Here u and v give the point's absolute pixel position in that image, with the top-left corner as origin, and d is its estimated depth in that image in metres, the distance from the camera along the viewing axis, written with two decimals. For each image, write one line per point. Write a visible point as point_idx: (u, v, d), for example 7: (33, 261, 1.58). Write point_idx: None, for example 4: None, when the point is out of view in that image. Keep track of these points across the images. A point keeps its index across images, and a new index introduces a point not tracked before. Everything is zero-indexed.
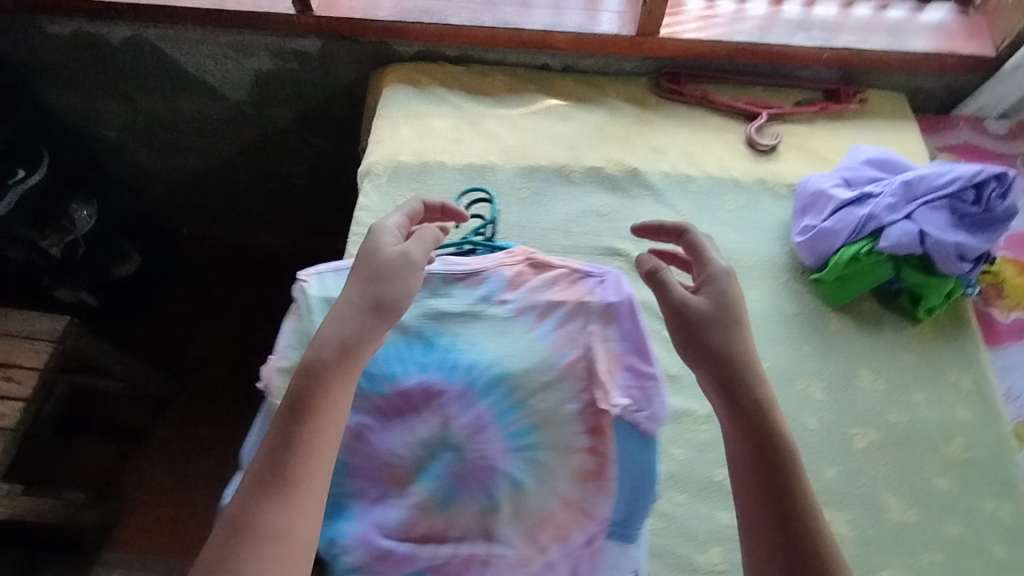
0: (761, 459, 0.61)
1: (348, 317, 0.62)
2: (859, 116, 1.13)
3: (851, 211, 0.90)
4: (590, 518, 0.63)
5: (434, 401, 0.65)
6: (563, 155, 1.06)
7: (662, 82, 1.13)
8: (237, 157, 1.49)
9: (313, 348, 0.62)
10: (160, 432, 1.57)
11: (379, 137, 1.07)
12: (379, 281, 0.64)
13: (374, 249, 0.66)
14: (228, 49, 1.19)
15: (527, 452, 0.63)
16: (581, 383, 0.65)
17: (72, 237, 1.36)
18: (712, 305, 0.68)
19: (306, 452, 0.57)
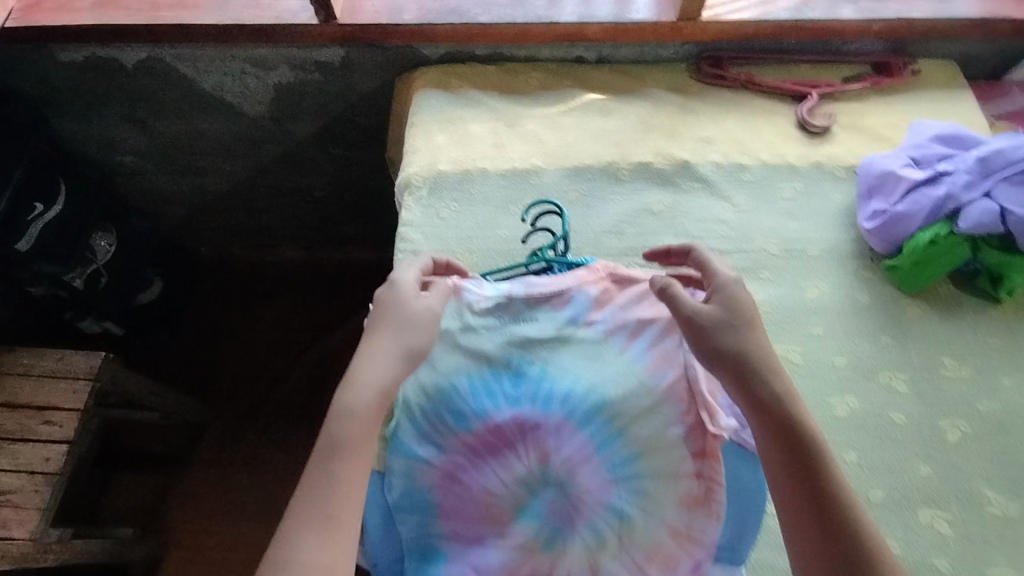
0: (793, 467, 0.59)
1: (379, 367, 0.62)
2: (911, 88, 1.08)
3: (924, 192, 0.86)
4: (698, 545, 0.62)
5: (530, 436, 0.65)
6: (609, 152, 1.01)
7: (703, 67, 1.09)
8: (258, 174, 1.45)
9: (342, 393, 0.62)
10: (199, 459, 1.50)
11: (414, 146, 1.02)
12: (405, 332, 0.64)
13: (399, 300, 0.66)
14: (247, 65, 1.16)
15: (631, 482, 0.63)
16: (684, 404, 0.65)
17: (95, 267, 1.32)
18: (719, 313, 0.64)
19: (337, 485, 0.57)
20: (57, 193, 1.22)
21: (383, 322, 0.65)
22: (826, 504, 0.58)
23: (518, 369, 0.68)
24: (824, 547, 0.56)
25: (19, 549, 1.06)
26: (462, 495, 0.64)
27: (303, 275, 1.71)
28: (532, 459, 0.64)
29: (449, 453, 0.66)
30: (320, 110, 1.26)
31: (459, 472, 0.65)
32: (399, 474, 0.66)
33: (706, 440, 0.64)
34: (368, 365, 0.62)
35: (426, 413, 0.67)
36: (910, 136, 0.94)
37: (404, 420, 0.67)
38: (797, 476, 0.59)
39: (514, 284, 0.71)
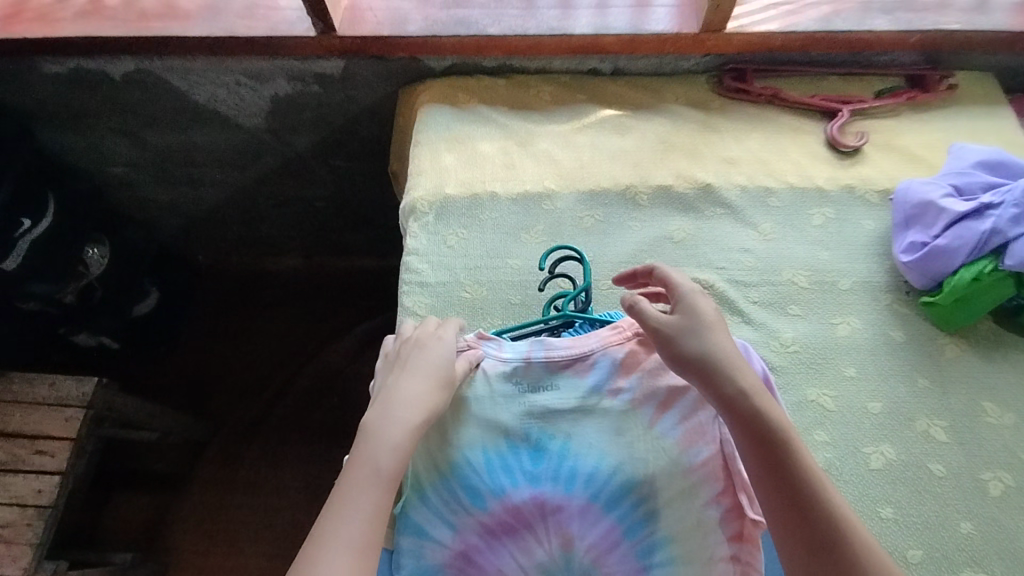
0: (778, 480, 0.56)
1: (424, 419, 0.60)
2: (946, 104, 1.02)
3: (969, 225, 0.80)
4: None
5: (551, 518, 0.61)
6: (626, 174, 0.95)
7: (726, 80, 1.03)
8: (255, 186, 1.39)
9: (380, 430, 0.58)
10: (200, 478, 1.45)
11: (420, 167, 0.96)
12: (447, 388, 0.62)
13: (443, 355, 0.64)
14: (241, 76, 1.10)
15: (660, 568, 0.60)
16: (721, 484, 0.61)
17: (87, 281, 1.26)
18: (680, 322, 0.63)
19: (375, 515, 0.54)
20: (46, 208, 1.16)
21: (427, 372, 0.62)
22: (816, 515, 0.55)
23: (537, 442, 0.64)
24: (820, 563, 0.53)
25: None
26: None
27: (302, 285, 1.66)
28: (555, 547, 0.61)
29: (462, 533, 0.61)
30: (318, 122, 1.20)
31: (474, 554, 0.61)
32: (409, 553, 0.61)
33: (742, 523, 0.60)
34: (410, 414, 0.59)
35: (438, 487, 0.63)
36: (951, 161, 0.89)
37: (412, 495, 0.62)
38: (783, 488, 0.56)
39: (534, 345, 0.66)
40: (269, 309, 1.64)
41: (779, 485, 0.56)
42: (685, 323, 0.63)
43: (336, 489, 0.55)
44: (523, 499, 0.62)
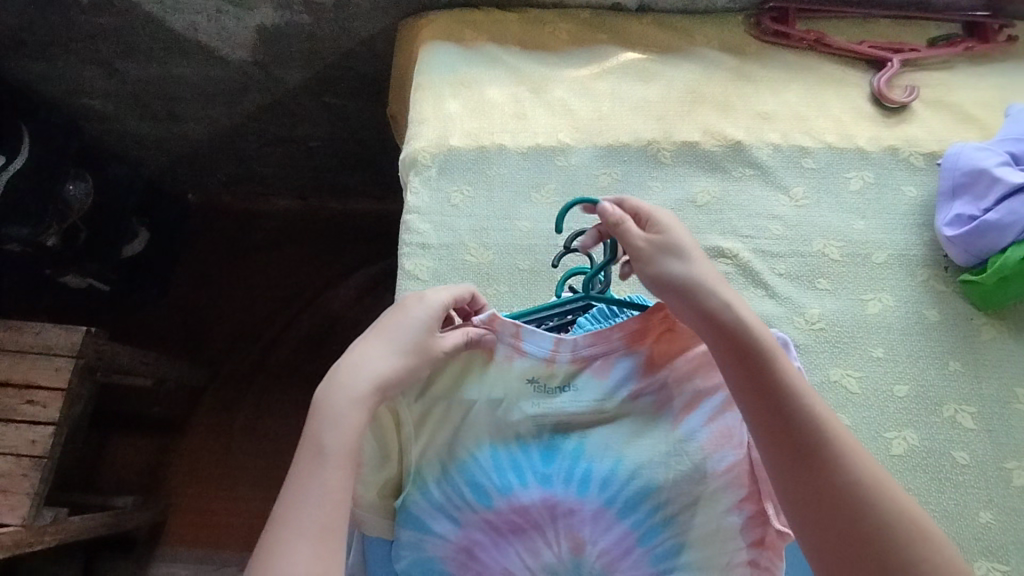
0: (784, 428, 0.52)
1: (375, 387, 0.53)
2: (1006, 57, 0.92)
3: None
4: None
5: (562, 521, 0.56)
6: (648, 128, 0.87)
7: (764, 21, 0.92)
8: (244, 123, 1.29)
9: (327, 402, 0.52)
10: (199, 424, 1.45)
11: (422, 114, 0.87)
12: (415, 358, 0.55)
13: (420, 324, 0.56)
14: (223, 3, 1.00)
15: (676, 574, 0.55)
16: (745, 490, 0.56)
17: (71, 221, 1.18)
18: (659, 244, 0.58)
19: (327, 493, 0.49)
20: (18, 144, 1.07)
21: (388, 340, 0.55)
22: (820, 455, 0.51)
23: (550, 441, 0.58)
24: (807, 478, 0.51)
25: (12, 536, 0.99)
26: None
27: (297, 229, 1.58)
28: (565, 555, 0.55)
29: (466, 529, 0.56)
30: (311, 55, 1.10)
31: (480, 553, 0.56)
32: (409, 546, 0.57)
33: (764, 530, 0.55)
34: (358, 385, 0.53)
35: (444, 484, 0.57)
36: (1009, 125, 0.80)
37: (414, 489, 0.57)
38: (788, 436, 0.52)
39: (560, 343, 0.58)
40: (264, 253, 1.57)
41: (784, 434, 0.52)
42: (666, 247, 0.58)
43: (290, 470, 0.51)
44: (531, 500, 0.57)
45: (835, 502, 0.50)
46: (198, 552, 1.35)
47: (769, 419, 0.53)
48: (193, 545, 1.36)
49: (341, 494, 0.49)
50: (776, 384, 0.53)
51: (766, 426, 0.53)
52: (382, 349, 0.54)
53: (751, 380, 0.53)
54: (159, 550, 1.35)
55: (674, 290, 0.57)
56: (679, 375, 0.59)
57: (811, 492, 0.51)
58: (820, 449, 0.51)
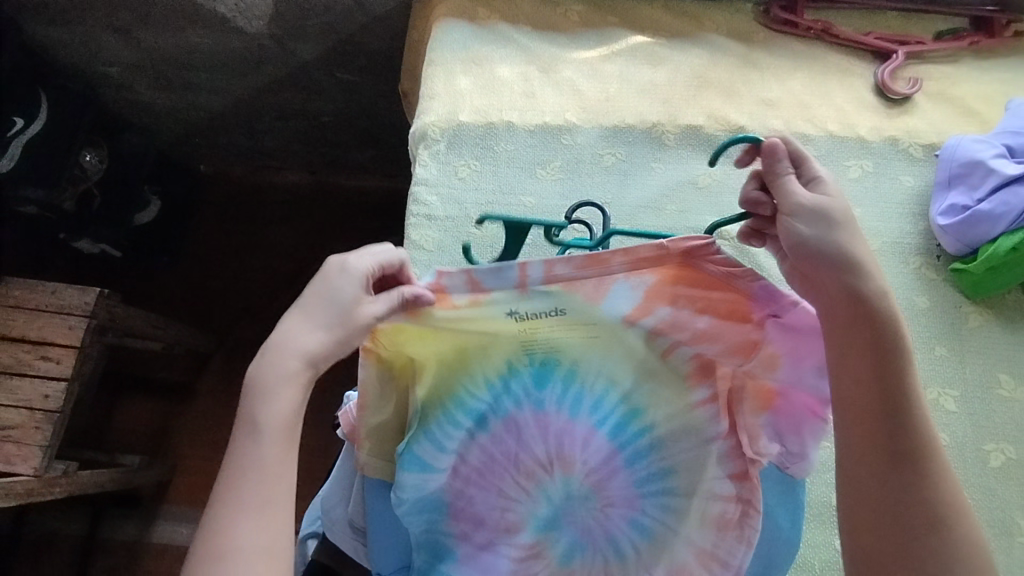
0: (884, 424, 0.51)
1: (304, 361, 0.51)
2: (1011, 52, 0.94)
3: (1017, 191, 0.75)
4: (725, 569, 0.55)
5: (551, 441, 0.57)
6: (654, 110, 0.89)
7: (773, 9, 0.94)
8: (258, 95, 1.31)
9: (257, 381, 0.51)
10: (204, 389, 1.49)
11: (433, 90, 0.89)
12: (342, 329, 0.51)
13: (346, 293, 0.51)
14: None
15: (658, 496, 0.57)
16: (724, 423, 0.56)
17: (86, 186, 1.21)
18: (824, 212, 0.52)
19: (263, 472, 0.50)
20: (38, 107, 1.10)
21: (311, 316, 0.51)
22: (913, 462, 0.50)
23: (541, 368, 0.56)
24: (893, 474, 0.50)
25: (25, 485, 1.03)
26: (481, 503, 0.58)
27: (305, 202, 1.61)
28: (555, 471, 0.57)
29: (461, 455, 0.57)
30: (326, 30, 1.12)
31: (479, 476, 0.57)
32: (411, 487, 0.56)
33: (745, 465, 0.56)
34: (287, 364, 0.51)
35: (444, 425, 0.56)
36: (1008, 119, 0.82)
37: (418, 433, 0.56)
38: (888, 435, 0.51)
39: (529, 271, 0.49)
40: (272, 225, 1.60)
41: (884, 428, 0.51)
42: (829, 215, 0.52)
43: (228, 450, 0.51)
44: (530, 426, 0.57)
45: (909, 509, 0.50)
46: (201, 511, 1.39)
47: (876, 411, 0.51)
48: (196, 505, 1.40)
49: (279, 470, 0.50)
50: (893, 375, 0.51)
51: (868, 415, 0.51)
52: (307, 324, 0.51)
53: (873, 365, 0.51)
54: (163, 509, 1.39)
55: (816, 261, 0.52)
56: (681, 315, 0.53)
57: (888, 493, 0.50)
58: (913, 457, 0.50)
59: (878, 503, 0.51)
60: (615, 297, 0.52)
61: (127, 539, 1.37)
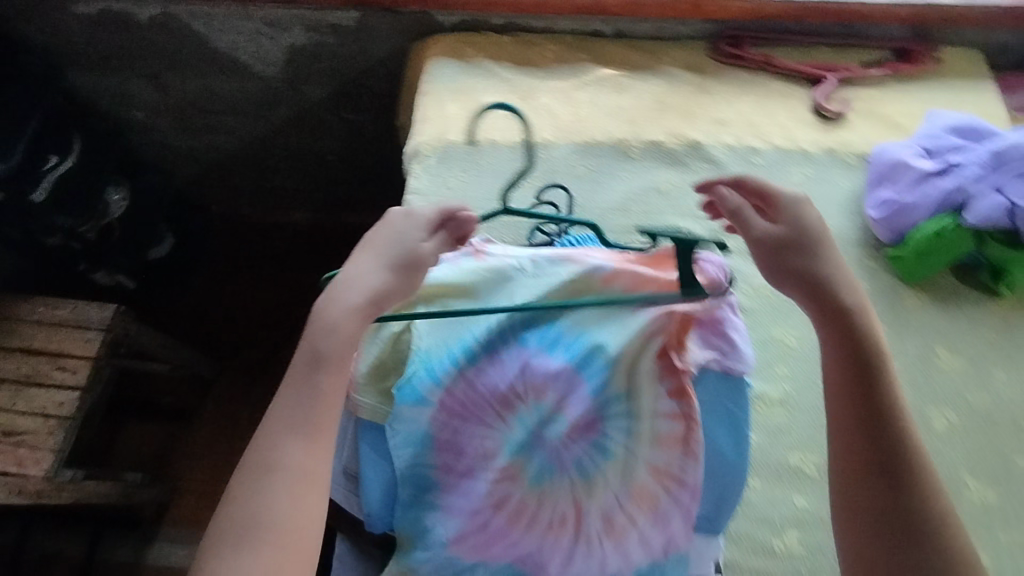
0: (863, 419, 0.61)
1: (368, 300, 0.59)
2: (933, 76, 1.07)
3: (934, 183, 0.86)
4: (681, 485, 0.61)
5: (528, 373, 0.62)
6: (620, 129, 1.01)
7: (721, 45, 1.08)
8: (272, 136, 1.45)
9: (323, 311, 0.59)
10: (208, 412, 1.54)
11: (426, 114, 1.02)
12: (408, 275, 0.61)
13: (405, 224, 0.62)
14: (262, 24, 1.19)
15: (621, 420, 0.61)
16: (661, 340, 0.60)
17: (107, 221, 1.29)
18: (826, 255, 0.64)
19: (317, 399, 0.57)
20: (69, 147, 1.20)
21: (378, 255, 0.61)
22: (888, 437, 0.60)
23: (532, 320, 0.64)
24: (874, 444, 0.61)
25: (33, 486, 1.09)
26: (466, 435, 0.63)
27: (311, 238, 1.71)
28: (529, 399, 0.62)
29: (449, 389, 0.63)
30: (334, 72, 1.27)
31: (462, 408, 0.63)
32: (406, 420, 0.64)
33: (680, 378, 0.61)
34: (355, 296, 0.59)
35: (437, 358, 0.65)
36: (925, 125, 0.94)
37: (418, 367, 0.65)
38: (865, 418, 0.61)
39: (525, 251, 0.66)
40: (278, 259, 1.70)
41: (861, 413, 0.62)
42: (798, 234, 0.64)
43: (281, 389, 0.59)
44: (512, 359, 0.63)
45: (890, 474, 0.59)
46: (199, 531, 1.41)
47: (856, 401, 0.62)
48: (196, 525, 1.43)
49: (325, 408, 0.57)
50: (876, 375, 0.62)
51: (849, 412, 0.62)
52: (373, 261, 0.61)
53: (854, 362, 0.62)
54: (161, 531, 1.41)
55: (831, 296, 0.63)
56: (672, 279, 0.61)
57: (865, 460, 0.60)
58: (886, 430, 0.61)
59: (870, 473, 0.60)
60: (594, 257, 0.63)
61: (124, 561, 1.38)
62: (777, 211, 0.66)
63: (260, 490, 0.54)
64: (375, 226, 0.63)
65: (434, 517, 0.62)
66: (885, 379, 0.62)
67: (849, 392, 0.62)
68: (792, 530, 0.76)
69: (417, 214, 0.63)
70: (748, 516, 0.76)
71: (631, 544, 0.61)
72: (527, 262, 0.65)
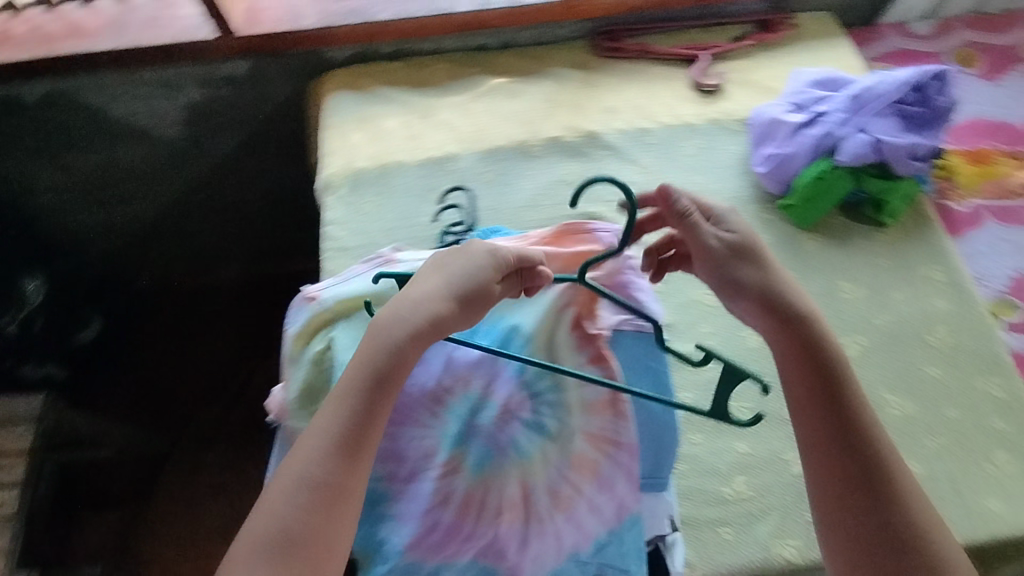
0: (829, 429, 0.62)
1: (425, 330, 0.60)
2: (794, 40, 1.16)
3: (805, 133, 0.95)
4: (619, 448, 0.64)
5: (451, 366, 0.66)
6: (519, 132, 1.06)
7: (600, 41, 1.15)
8: (189, 197, 1.43)
9: (384, 325, 0.60)
10: (163, 489, 1.43)
11: (330, 149, 1.05)
12: (467, 309, 0.61)
13: (479, 259, 0.63)
14: (155, 86, 1.20)
15: (548, 396, 0.65)
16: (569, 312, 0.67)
17: (26, 312, 1.23)
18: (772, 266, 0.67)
19: (370, 419, 0.58)
20: None
21: (447, 282, 0.61)
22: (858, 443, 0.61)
23: None
24: (845, 454, 0.61)
25: None
26: (403, 439, 0.64)
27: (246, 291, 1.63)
28: (457, 390, 0.65)
29: None
30: (239, 122, 1.29)
31: (394, 414, 0.65)
32: None
33: (595, 344, 0.66)
34: (413, 318, 0.60)
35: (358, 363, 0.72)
36: (790, 84, 1.03)
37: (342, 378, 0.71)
38: (834, 427, 0.62)
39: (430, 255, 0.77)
40: None
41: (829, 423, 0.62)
42: (745, 243, 0.67)
43: (328, 397, 0.59)
44: (436, 356, 0.66)
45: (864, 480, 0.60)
46: None
47: (815, 396, 0.63)
48: None
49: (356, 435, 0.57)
50: (836, 384, 0.63)
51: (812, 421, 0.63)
52: (443, 288, 0.61)
53: (813, 374, 0.63)
54: None
55: (781, 304, 0.65)
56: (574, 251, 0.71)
57: (842, 466, 0.60)
58: (854, 437, 0.61)
59: (842, 478, 0.60)
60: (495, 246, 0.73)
61: None
62: (718, 221, 0.69)
63: (291, 504, 0.55)
64: (454, 251, 0.64)
65: (386, 527, 0.62)
66: (849, 388, 0.63)
67: (816, 405, 0.62)
68: (738, 475, 0.80)
69: (499, 250, 0.64)
70: (696, 470, 0.80)
71: (584, 513, 0.63)
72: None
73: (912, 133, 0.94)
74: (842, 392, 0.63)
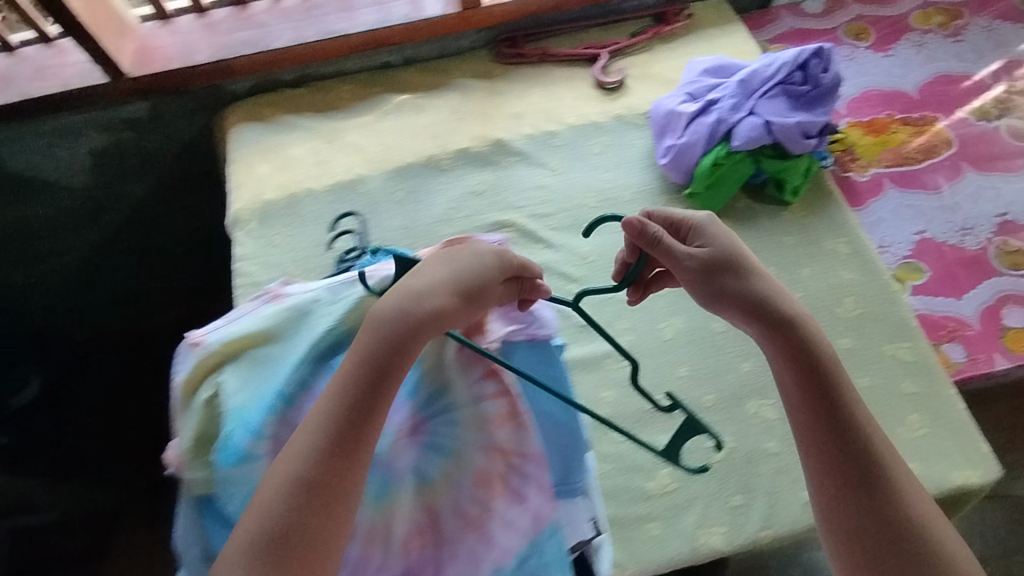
0: (830, 438, 0.66)
1: (431, 321, 0.63)
2: (690, 30, 1.19)
3: (701, 123, 1.00)
4: (524, 459, 0.67)
5: None
6: (427, 147, 1.07)
7: (501, 48, 1.16)
8: (112, 243, 1.39)
9: (389, 312, 0.63)
10: (120, 546, 1.39)
11: (240, 184, 1.04)
12: (470, 304, 0.65)
13: (479, 257, 0.67)
14: (54, 136, 1.17)
15: (443, 415, 0.67)
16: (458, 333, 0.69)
17: None
18: (754, 272, 0.72)
19: (369, 416, 0.61)
20: None
21: (453, 275, 0.65)
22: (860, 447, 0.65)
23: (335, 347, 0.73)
24: (848, 460, 0.65)
25: None
26: None
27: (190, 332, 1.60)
28: None
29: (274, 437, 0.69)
30: (151, 163, 1.26)
31: None
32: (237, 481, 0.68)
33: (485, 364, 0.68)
34: (422, 305, 0.63)
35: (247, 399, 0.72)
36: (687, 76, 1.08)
37: (235, 425, 0.70)
38: (834, 436, 0.66)
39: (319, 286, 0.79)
40: None
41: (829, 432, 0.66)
42: (723, 254, 0.72)
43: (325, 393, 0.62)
44: None
45: (863, 483, 0.64)
46: None
47: (819, 407, 0.67)
48: None
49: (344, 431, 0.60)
50: (832, 392, 0.67)
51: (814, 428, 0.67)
52: (448, 280, 0.65)
53: (815, 386, 0.68)
54: None
55: (764, 311, 0.70)
56: None
57: (843, 472, 0.65)
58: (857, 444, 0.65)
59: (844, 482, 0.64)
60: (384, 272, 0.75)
61: None
62: (695, 231, 0.74)
63: (281, 507, 0.58)
64: (458, 248, 0.69)
65: None
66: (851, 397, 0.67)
67: (818, 416, 0.67)
68: None
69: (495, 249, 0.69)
70: None
71: (498, 530, 0.65)
72: (320, 294, 0.78)
73: (801, 111, 0.98)
74: (839, 401, 0.67)
